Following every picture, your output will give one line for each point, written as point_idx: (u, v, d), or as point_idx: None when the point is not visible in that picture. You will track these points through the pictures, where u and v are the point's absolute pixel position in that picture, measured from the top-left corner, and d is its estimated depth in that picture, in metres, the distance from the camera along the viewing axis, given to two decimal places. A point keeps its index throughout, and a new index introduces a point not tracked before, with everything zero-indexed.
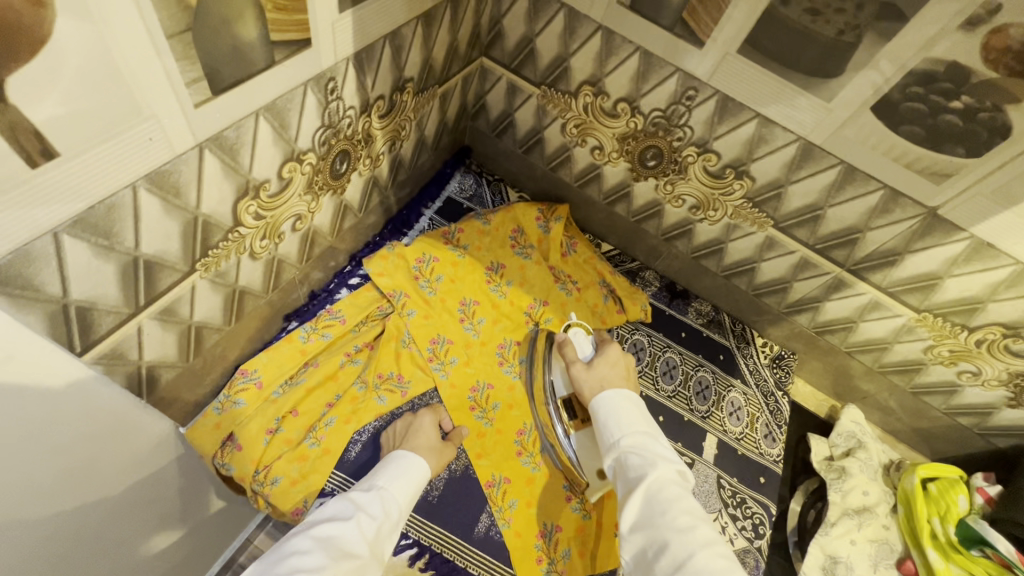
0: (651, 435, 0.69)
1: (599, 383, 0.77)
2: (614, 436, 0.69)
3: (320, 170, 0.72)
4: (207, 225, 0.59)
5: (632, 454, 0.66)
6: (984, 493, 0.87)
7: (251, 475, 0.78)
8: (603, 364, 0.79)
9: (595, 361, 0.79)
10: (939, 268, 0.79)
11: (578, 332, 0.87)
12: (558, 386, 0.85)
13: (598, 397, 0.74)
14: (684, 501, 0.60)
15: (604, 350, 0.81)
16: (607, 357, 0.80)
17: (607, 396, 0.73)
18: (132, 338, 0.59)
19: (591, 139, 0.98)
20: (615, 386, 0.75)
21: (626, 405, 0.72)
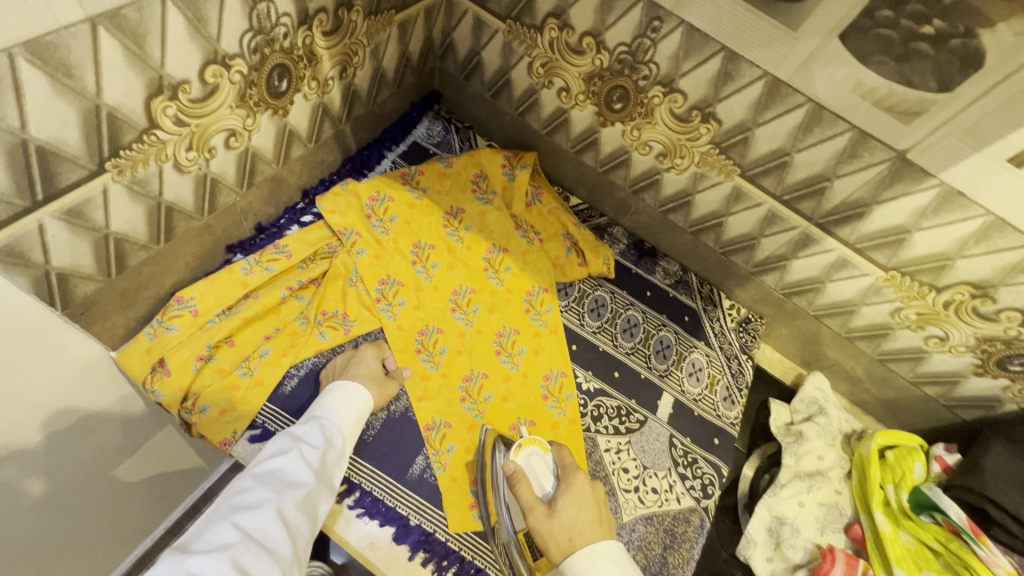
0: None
1: (569, 537, 0.65)
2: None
3: (253, 83, 0.69)
4: (114, 119, 0.55)
5: None
6: (942, 462, 0.83)
7: (178, 402, 0.76)
8: (569, 508, 0.68)
9: (558, 505, 0.68)
10: (908, 221, 0.75)
11: (535, 455, 0.75)
12: (516, 517, 0.74)
13: (571, 562, 0.63)
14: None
15: (567, 483, 0.71)
16: (571, 494, 0.69)
17: (585, 560, 0.62)
18: (33, 236, 0.56)
19: (558, 80, 0.93)
20: (597, 544, 0.64)
21: (610, 573, 0.62)
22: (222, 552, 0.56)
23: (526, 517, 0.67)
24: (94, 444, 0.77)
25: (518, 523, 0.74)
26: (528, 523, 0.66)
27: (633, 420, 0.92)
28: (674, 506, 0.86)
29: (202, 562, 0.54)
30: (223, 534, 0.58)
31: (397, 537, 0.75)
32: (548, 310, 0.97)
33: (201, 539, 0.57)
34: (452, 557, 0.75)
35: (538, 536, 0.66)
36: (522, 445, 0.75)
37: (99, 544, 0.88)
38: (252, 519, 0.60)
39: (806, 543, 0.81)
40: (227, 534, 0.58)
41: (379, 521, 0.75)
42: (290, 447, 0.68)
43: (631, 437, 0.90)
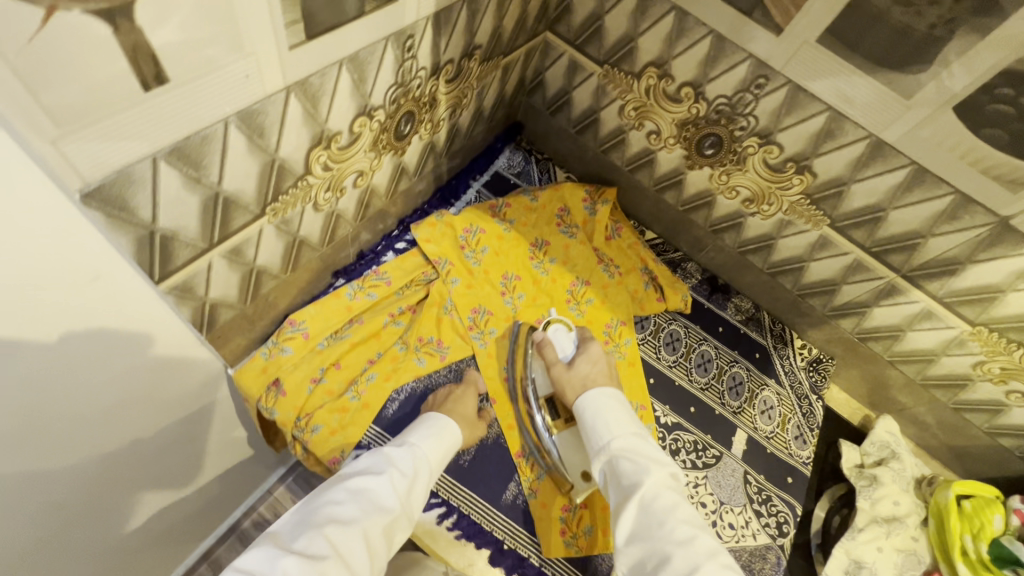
0: (639, 442, 0.68)
1: (583, 381, 0.80)
2: (603, 438, 0.70)
3: (385, 129, 0.73)
4: (281, 169, 0.60)
5: (623, 458, 0.67)
6: (1021, 514, 0.85)
7: (293, 420, 0.81)
8: (585, 364, 0.83)
9: (576, 361, 0.83)
10: (1003, 281, 0.77)
11: (560, 331, 0.90)
12: (540, 385, 0.87)
13: (583, 397, 0.76)
14: (680, 508, 0.61)
15: (585, 348, 0.85)
16: (587, 356, 0.84)
17: (593, 396, 0.75)
18: (202, 273, 0.61)
19: (648, 123, 0.97)
20: (601, 389, 0.77)
21: (610, 405, 0.74)
22: (315, 560, 0.56)
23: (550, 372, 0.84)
24: (196, 447, 0.83)
25: (542, 392, 0.87)
26: (551, 372, 0.82)
27: (709, 455, 0.95)
28: (751, 542, 0.89)
29: (296, 567, 0.54)
30: (315, 539, 0.58)
31: (494, 559, 0.80)
32: (627, 343, 1.00)
33: (296, 542, 0.57)
34: None
35: (560, 385, 0.81)
36: (550, 323, 0.91)
37: (177, 541, 0.99)
38: (342, 533, 0.60)
39: None
40: (319, 540, 0.58)
41: (477, 544, 0.79)
42: (384, 471, 0.68)
43: (708, 472, 0.93)
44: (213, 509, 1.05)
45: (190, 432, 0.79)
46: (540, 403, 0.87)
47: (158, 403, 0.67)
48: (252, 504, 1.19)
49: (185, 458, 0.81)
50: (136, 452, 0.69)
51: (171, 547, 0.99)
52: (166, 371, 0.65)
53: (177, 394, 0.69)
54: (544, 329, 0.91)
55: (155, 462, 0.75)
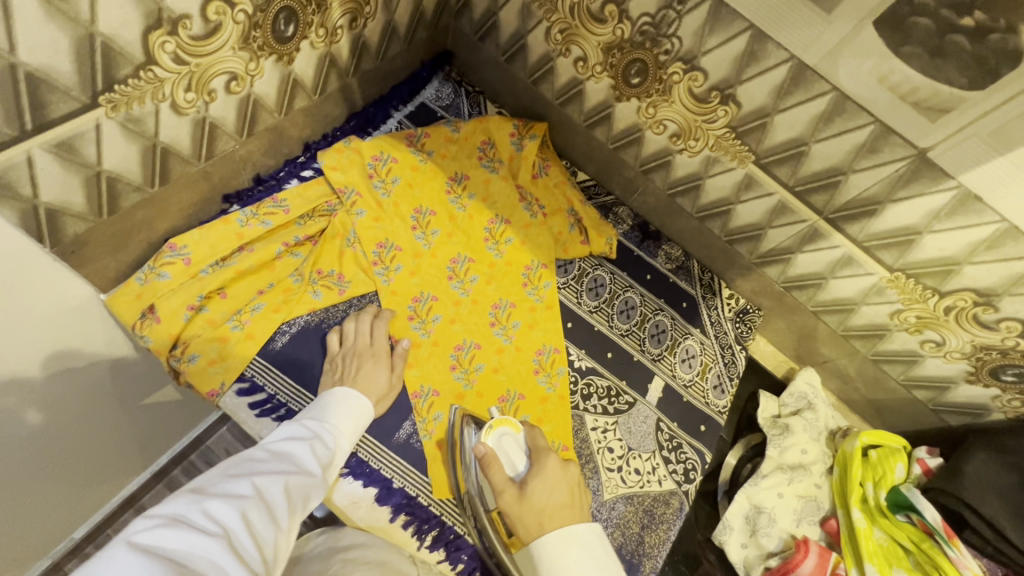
0: None
1: (538, 522, 0.60)
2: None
3: (257, 25, 0.65)
4: (108, 50, 0.53)
5: None
6: (923, 464, 0.84)
7: (168, 349, 0.75)
8: (540, 489, 0.64)
9: (530, 487, 0.64)
10: (920, 222, 0.73)
11: (505, 435, 0.73)
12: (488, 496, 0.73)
13: (541, 546, 0.58)
14: None
15: (540, 462, 0.67)
16: (543, 476, 0.66)
17: (552, 547, 0.57)
18: (22, 167, 0.54)
19: (575, 49, 0.90)
20: (565, 528, 0.59)
21: (579, 563, 0.56)
22: (237, 502, 0.54)
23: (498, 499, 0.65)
24: (80, 381, 0.77)
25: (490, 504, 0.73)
26: (498, 505, 0.64)
27: (621, 401, 0.92)
28: (655, 488, 0.87)
29: (218, 507, 0.52)
30: (237, 487, 0.56)
31: (381, 498, 0.76)
32: (546, 286, 0.96)
33: (217, 488, 0.55)
34: (433, 522, 0.77)
35: (509, 519, 0.63)
36: (493, 428, 0.73)
37: (90, 484, 0.94)
38: (265, 484, 0.58)
39: (782, 533, 0.82)
40: (242, 488, 0.56)
41: (363, 482, 0.76)
42: (307, 437, 0.67)
43: (619, 418, 0.90)
44: (131, 455, 1.00)
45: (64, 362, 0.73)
46: (489, 515, 0.73)
47: (0, 320, 0.61)
48: (182, 450, 1.14)
49: (68, 391, 0.75)
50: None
51: (81, 495, 0.94)
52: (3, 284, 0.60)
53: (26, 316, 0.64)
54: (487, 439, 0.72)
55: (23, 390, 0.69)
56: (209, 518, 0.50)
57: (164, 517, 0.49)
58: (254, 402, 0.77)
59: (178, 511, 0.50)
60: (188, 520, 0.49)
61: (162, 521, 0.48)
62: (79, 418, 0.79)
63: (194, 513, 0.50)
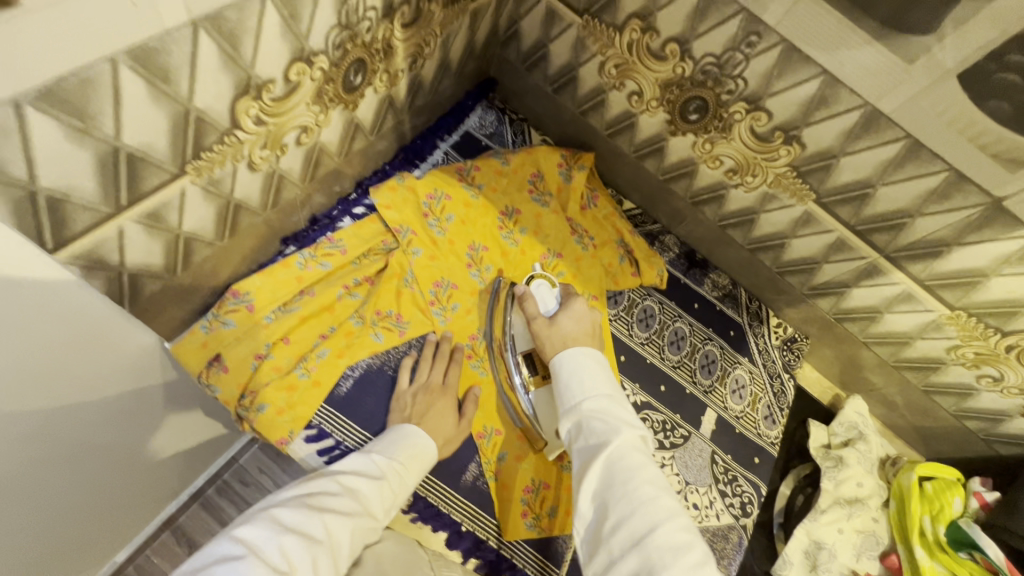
0: (612, 404, 0.61)
1: (563, 342, 0.72)
2: (573, 398, 0.63)
3: (331, 79, 0.65)
4: (200, 122, 0.52)
5: (593, 419, 0.60)
6: (981, 498, 0.85)
7: (236, 399, 0.74)
8: (568, 321, 0.75)
9: (559, 319, 0.75)
10: (988, 265, 0.74)
11: (543, 286, 0.83)
12: (519, 340, 0.85)
13: (560, 354, 0.68)
14: (647, 470, 0.56)
15: (569, 305, 0.77)
16: (572, 314, 0.76)
17: (569, 353, 0.68)
18: (113, 239, 0.53)
19: (630, 83, 0.89)
20: (579, 346, 0.69)
21: (587, 365, 0.66)
22: (308, 544, 0.55)
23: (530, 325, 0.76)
24: (140, 422, 0.76)
25: (522, 347, 0.85)
26: (531, 327, 0.75)
27: (677, 435, 0.92)
28: (714, 523, 0.88)
29: (290, 544, 0.54)
30: (309, 522, 0.57)
31: (451, 542, 0.77)
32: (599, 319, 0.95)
33: (289, 516, 0.57)
34: (503, 564, 0.78)
35: (539, 341, 0.74)
36: (532, 278, 0.84)
37: (133, 513, 0.92)
38: (335, 526, 0.59)
39: (842, 568, 0.84)
40: (313, 526, 0.57)
41: (434, 527, 0.76)
42: (378, 476, 0.67)
43: (675, 452, 0.91)
44: (172, 481, 0.98)
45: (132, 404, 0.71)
46: (518, 358, 0.85)
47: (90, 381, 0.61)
48: (217, 472, 1.12)
49: (129, 433, 0.74)
50: (68, 433, 0.63)
51: (124, 525, 0.93)
52: (80, 352, 0.57)
53: (92, 379, 0.61)
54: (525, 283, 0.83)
55: (92, 439, 0.68)
56: (281, 554, 0.52)
57: (243, 546, 0.51)
58: (322, 449, 0.77)
59: (256, 542, 0.52)
60: (262, 556, 0.51)
61: (241, 551, 0.51)
62: (131, 453, 0.78)
63: (268, 547, 0.52)
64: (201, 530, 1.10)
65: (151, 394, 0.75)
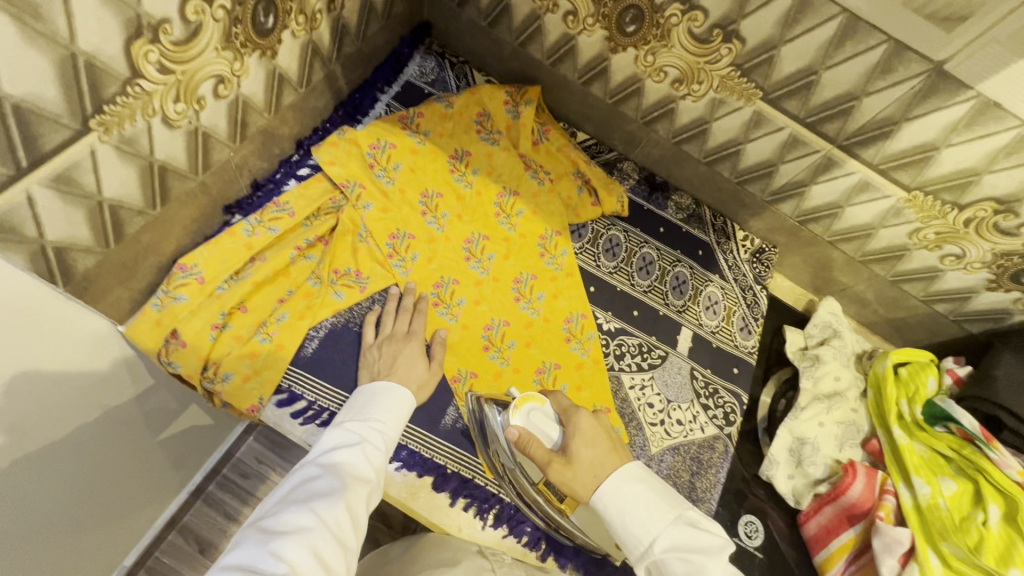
0: (685, 534, 0.55)
1: (592, 474, 0.61)
2: (642, 544, 0.55)
3: (238, 19, 0.61)
4: (93, 69, 0.49)
5: (675, 564, 0.53)
6: (953, 374, 0.87)
7: (199, 372, 0.73)
8: (583, 448, 0.64)
9: (572, 449, 0.64)
10: (938, 137, 0.73)
11: (534, 410, 0.72)
12: (530, 470, 0.76)
13: (601, 493, 0.58)
14: None
15: (574, 425, 0.67)
16: (581, 435, 0.66)
17: (613, 489, 0.58)
18: (23, 207, 0.50)
19: (563, 2, 0.86)
20: (620, 468, 0.60)
21: (642, 495, 0.57)
22: (302, 536, 0.51)
23: (546, 473, 0.64)
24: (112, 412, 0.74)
25: (535, 475, 0.76)
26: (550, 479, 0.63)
27: (654, 356, 0.93)
28: (699, 435, 0.88)
29: (286, 545, 0.50)
30: (298, 516, 0.53)
31: (437, 486, 0.77)
32: (563, 253, 0.95)
33: (278, 519, 0.53)
34: (492, 500, 0.78)
35: (564, 487, 0.63)
36: (520, 405, 0.71)
37: (131, 514, 0.91)
38: (326, 508, 0.55)
39: (827, 459, 0.85)
40: (303, 516, 0.53)
41: (419, 473, 0.76)
42: (356, 441, 0.63)
43: (654, 372, 0.91)
44: (165, 477, 0.96)
45: (95, 389, 0.69)
46: (538, 488, 0.76)
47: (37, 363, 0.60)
48: (214, 467, 1.09)
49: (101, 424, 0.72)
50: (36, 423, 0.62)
51: (123, 529, 0.91)
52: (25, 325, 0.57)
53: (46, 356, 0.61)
54: (517, 417, 0.71)
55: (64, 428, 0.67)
56: (279, 559, 0.49)
57: (235, 570, 0.47)
58: (296, 411, 0.76)
59: (248, 559, 0.49)
60: (258, 569, 0.47)
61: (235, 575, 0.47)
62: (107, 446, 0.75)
63: (263, 559, 0.48)
64: (207, 525, 1.09)
65: (114, 379, 0.72)
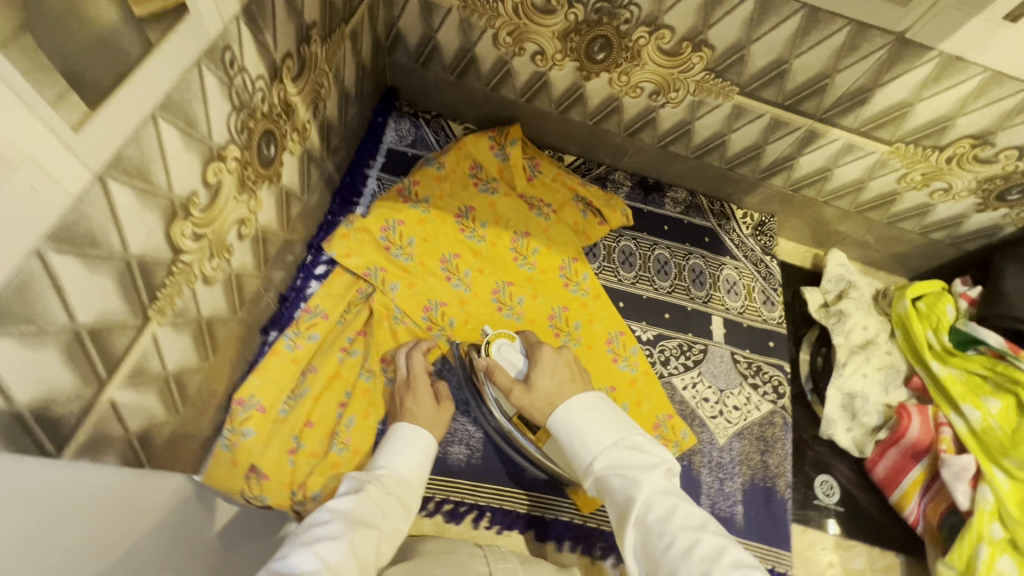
0: (624, 453, 0.59)
1: (550, 403, 0.67)
2: (585, 461, 0.60)
3: (248, 162, 0.61)
4: (145, 266, 0.49)
5: (612, 477, 0.58)
6: (968, 297, 0.94)
7: (289, 498, 0.74)
8: (543, 377, 0.69)
9: (533, 378, 0.69)
10: (910, 95, 0.78)
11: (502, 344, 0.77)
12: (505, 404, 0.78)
13: (553, 416, 0.64)
14: (682, 508, 0.54)
15: (536, 357, 0.72)
16: (543, 366, 0.71)
17: (564, 412, 0.63)
18: (108, 414, 0.51)
19: (530, 45, 0.87)
20: (573, 397, 0.65)
21: (588, 421, 0.62)
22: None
23: (509, 398, 0.71)
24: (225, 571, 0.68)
25: (510, 411, 0.77)
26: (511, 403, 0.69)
27: (696, 351, 0.97)
28: (756, 414, 0.93)
29: None
30: (304, 559, 0.50)
31: (541, 536, 0.80)
32: (585, 278, 0.97)
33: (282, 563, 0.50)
34: (595, 534, 0.82)
35: (526, 411, 0.69)
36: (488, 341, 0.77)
37: None
38: (331, 548, 0.53)
39: (877, 406, 0.92)
40: (309, 559, 0.50)
41: (521, 529, 0.80)
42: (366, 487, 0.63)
43: (700, 367, 0.96)
44: None
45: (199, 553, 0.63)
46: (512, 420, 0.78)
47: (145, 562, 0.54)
48: None
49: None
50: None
51: None
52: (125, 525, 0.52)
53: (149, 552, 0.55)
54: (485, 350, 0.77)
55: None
56: None
57: None
58: None
59: None
60: None
61: None
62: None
63: None
64: None
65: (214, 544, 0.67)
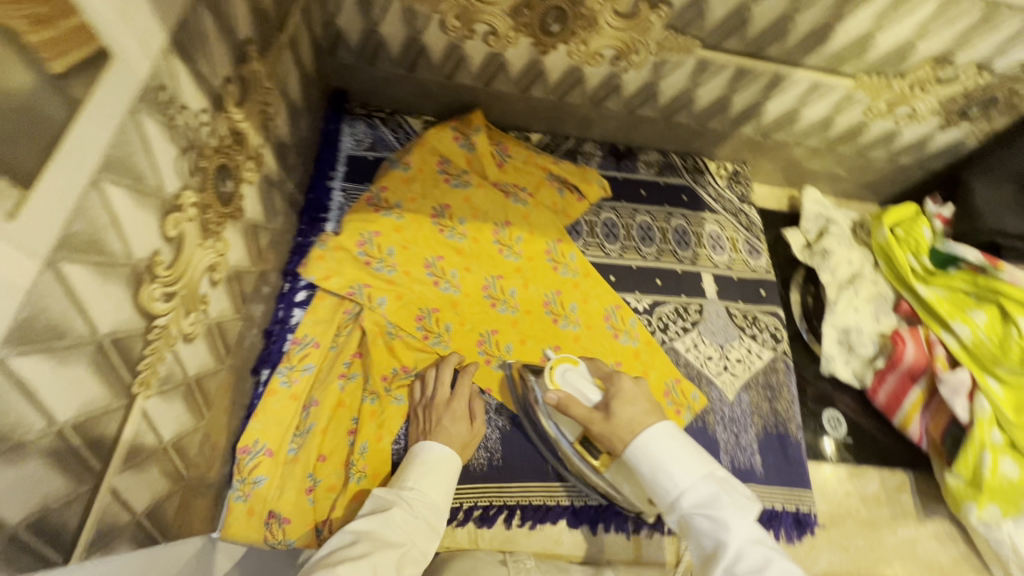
0: (713, 492, 0.58)
1: (631, 430, 0.64)
2: (671, 497, 0.59)
3: (208, 205, 0.56)
4: (119, 341, 0.45)
5: (699, 517, 0.57)
6: (941, 218, 0.97)
7: (315, 538, 0.71)
8: (623, 406, 0.66)
9: (613, 408, 0.67)
10: (871, 26, 0.77)
11: (569, 369, 0.73)
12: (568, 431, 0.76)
13: (635, 445, 0.63)
14: (773, 563, 0.53)
15: (616, 387, 0.69)
16: (621, 395, 0.68)
17: (649, 441, 0.62)
18: (112, 503, 0.47)
19: (480, 26, 0.82)
20: (657, 426, 0.63)
21: (676, 454, 0.61)
22: None
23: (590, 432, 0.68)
24: None
25: (573, 434, 0.76)
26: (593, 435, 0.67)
27: (693, 312, 0.97)
28: (759, 363, 0.95)
29: None
30: None
31: (573, 523, 0.81)
32: (573, 258, 0.95)
33: None
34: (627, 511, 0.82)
35: (606, 442, 0.67)
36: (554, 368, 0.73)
37: None
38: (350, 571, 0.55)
39: (871, 336, 0.95)
40: None
41: (552, 520, 0.80)
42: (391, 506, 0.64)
43: (699, 327, 0.96)
44: None
45: None
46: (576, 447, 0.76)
47: None
48: None
49: None
50: None
51: None
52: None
53: None
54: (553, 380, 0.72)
55: None
56: None
57: None
58: None
59: None
60: None
61: None
62: None
63: None
64: None
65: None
